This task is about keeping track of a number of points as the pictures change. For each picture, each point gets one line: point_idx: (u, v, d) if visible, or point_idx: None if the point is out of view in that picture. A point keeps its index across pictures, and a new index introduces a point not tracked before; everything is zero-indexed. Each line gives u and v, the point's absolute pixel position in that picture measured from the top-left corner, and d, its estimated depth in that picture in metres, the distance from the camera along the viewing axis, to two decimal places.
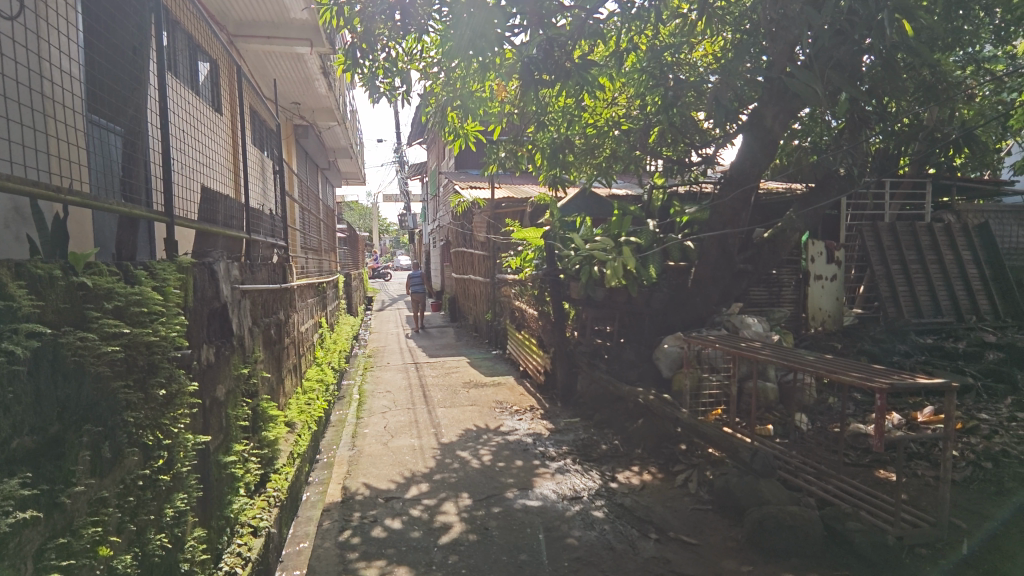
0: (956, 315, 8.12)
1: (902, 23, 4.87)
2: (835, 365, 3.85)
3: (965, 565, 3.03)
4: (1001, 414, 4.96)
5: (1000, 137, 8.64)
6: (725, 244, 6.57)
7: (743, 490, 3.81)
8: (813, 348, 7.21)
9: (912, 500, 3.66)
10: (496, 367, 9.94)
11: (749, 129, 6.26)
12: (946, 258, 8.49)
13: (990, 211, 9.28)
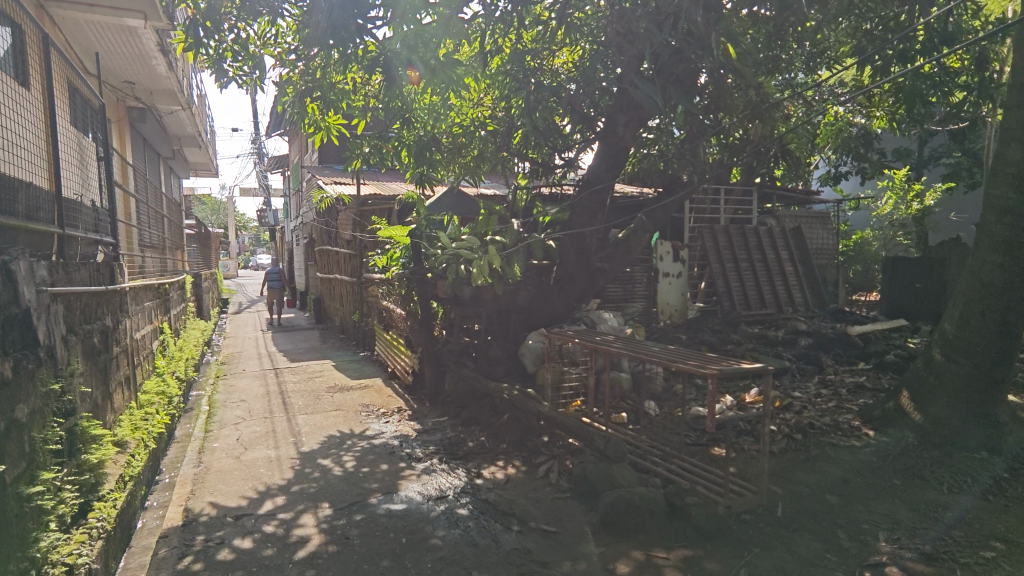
0: (777, 307, 9.29)
1: (726, 46, 5.46)
2: (675, 355, 4.21)
3: (780, 525, 3.43)
4: (809, 391, 5.76)
5: (809, 153, 10.01)
6: (584, 243, 6.92)
7: (597, 476, 4.04)
8: (662, 340, 7.85)
9: (739, 472, 4.12)
10: (363, 369, 9.62)
11: (604, 137, 6.66)
12: (769, 257, 9.68)
13: (803, 217, 10.75)
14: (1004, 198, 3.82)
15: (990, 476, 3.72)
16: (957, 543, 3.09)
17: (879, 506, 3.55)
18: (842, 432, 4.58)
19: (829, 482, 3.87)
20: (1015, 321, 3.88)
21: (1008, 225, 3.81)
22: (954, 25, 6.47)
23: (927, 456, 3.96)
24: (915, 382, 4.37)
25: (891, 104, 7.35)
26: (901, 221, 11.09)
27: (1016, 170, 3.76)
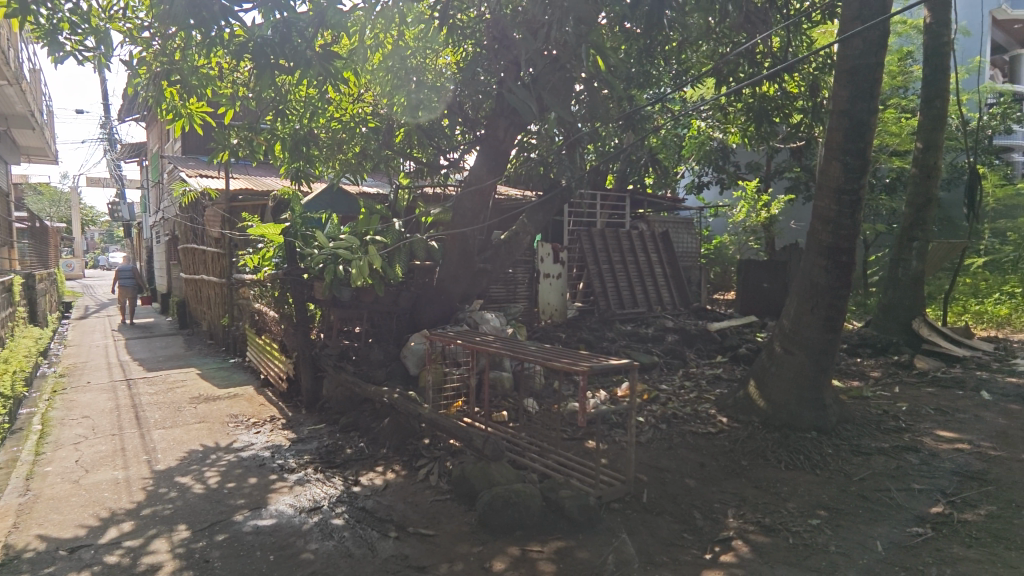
0: (648, 306, 9.96)
1: (597, 58, 5.72)
2: (550, 354, 4.34)
3: (645, 510, 3.65)
4: (674, 384, 6.24)
5: (676, 164, 10.85)
6: (466, 244, 6.94)
7: (476, 475, 4.07)
8: (543, 338, 8.09)
9: (610, 463, 4.35)
10: (232, 377, 8.94)
11: (484, 141, 6.75)
12: (641, 259, 10.34)
13: (670, 223, 11.62)
14: (827, 209, 4.36)
15: (817, 453, 4.22)
16: (790, 513, 3.47)
17: (729, 486, 3.90)
18: (700, 420, 4.98)
19: (689, 467, 4.19)
20: (838, 316, 4.45)
21: (831, 233, 4.35)
22: (792, 55, 7.29)
23: (769, 438, 4.42)
24: (759, 372, 4.86)
25: (742, 122, 8.14)
26: (753, 227, 12.16)
27: (836, 185, 4.30)
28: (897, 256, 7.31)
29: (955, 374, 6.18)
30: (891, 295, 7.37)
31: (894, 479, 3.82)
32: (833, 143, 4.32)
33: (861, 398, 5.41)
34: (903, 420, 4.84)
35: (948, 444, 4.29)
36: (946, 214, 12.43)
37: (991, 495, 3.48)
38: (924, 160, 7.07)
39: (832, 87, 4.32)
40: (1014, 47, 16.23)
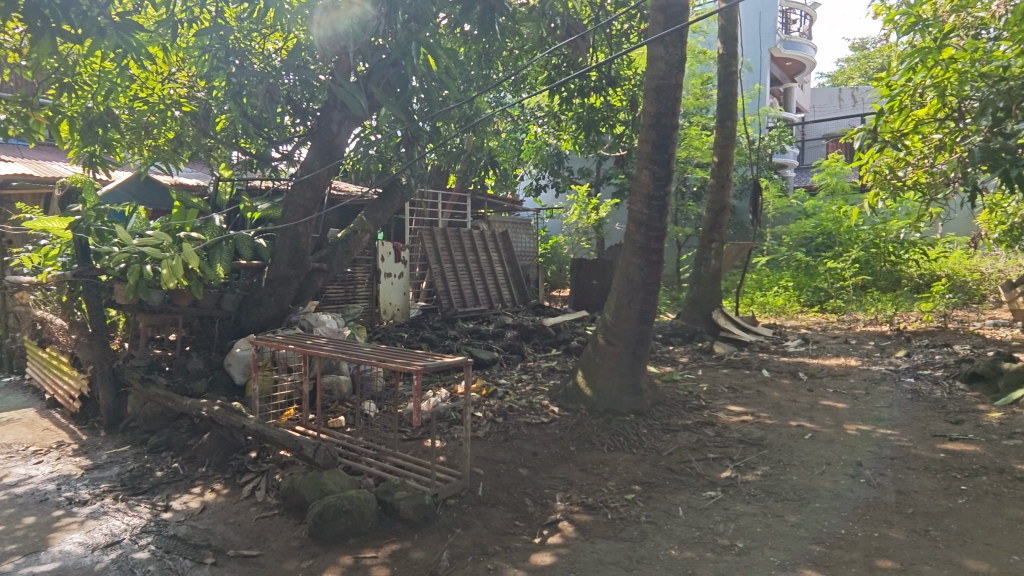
0: (489, 303, 10.22)
1: (428, 57, 5.72)
2: (384, 354, 4.25)
3: (480, 503, 3.74)
4: (513, 378, 6.48)
5: (514, 167, 11.27)
6: (297, 242, 6.54)
7: (307, 486, 3.85)
8: (384, 339, 7.92)
9: (448, 460, 4.39)
10: (5, 399, 7.47)
11: (315, 133, 6.50)
12: (482, 258, 10.57)
13: (509, 223, 12.08)
14: (640, 213, 4.81)
15: (634, 434, 4.66)
16: (610, 491, 3.78)
17: (558, 471, 4.14)
18: (534, 411, 5.22)
19: (523, 456, 4.37)
20: (650, 309, 4.93)
21: (643, 234, 4.80)
22: (615, 72, 7.95)
23: (595, 423, 4.78)
24: (585, 362, 5.23)
25: (572, 131, 8.70)
26: (584, 228, 13.14)
27: (646, 191, 4.77)
28: (700, 256, 8.33)
29: (743, 356, 7.22)
30: (696, 290, 8.37)
31: (695, 451, 4.35)
32: (643, 153, 4.78)
33: (672, 382, 6.08)
34: (703, 398, 5.53)
35: (736, 417, 4.99)
36: (738, 219, 14.44)
37: (766, 457, 4.12)
38: (720, 172, 8.13)
39: (642, 103, 4.77)
40: (787, 81, 19.37)
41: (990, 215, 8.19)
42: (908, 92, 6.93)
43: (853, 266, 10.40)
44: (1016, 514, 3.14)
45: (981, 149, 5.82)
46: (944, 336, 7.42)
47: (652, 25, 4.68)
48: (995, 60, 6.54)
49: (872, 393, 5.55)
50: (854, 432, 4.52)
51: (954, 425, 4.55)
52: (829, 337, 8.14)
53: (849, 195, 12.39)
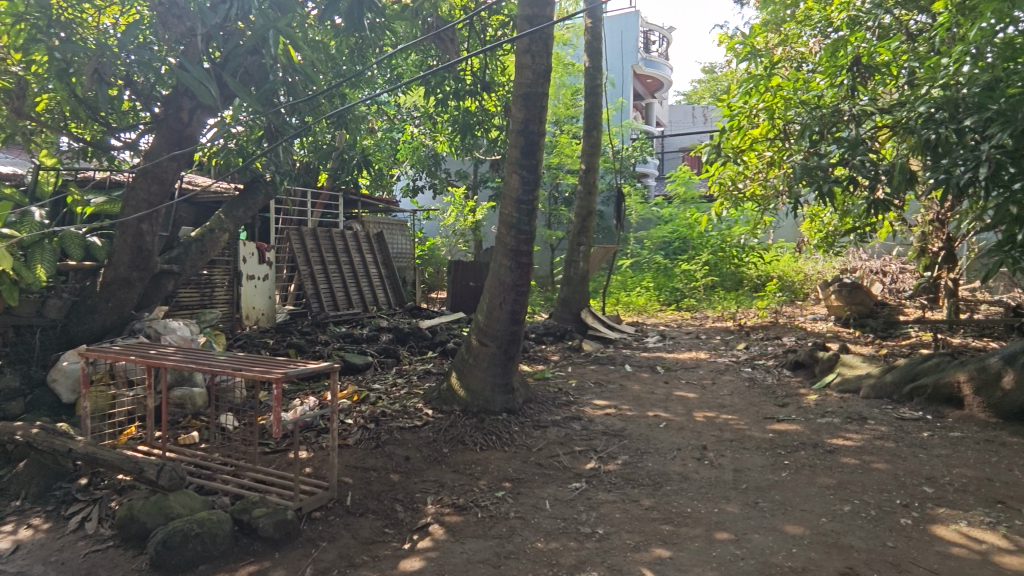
0: (363, 306, 9.90)
1: (288, 48, 5.36)
2: (241, 363, 3.94)
3: (347, 513, 3.60)
4: (387, 382, 6.34)
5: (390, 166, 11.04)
6: (141, 240, 5.87)
7: (148, 512, 3.46)
8: (246, 346, 7.37)
9: (314, 471, 4.17)
10: None
11: (160, 121, 5.84)
12: (356, 260, 10.19)
13: (384, 224, 11.83)
14: (509, 216, 4.92)
15: (507, 432, 4.76)
16: (481, 490, 3.83)
17: (430, 475, 4.11)
18: (407, 414, 5.14)
19: (395, 462, 4.29)
20: (520, 310, 5.06)
21: (513, 237, 4.92)
22: (490, 76, 8.07)
23: (468, 424, 4.81)
24: (459, 364, 5.24)
25: (448, 133, 8.72)
26: (462, 230, 13.32)
27: (515, 196, 4.89)
28: (570, 258, 8.71)
29: (609, 353, 7.68)
30: (566, 290, 8.74)
31: (562, 445, 4.55)
32: (512, 158, 4.90)
33: (543, 380, 6.30)
34: (572, 394, 5.80)
35: (600, 411, 5.29)
36: (606, 224, 15.37)
37: (626, 447, 4.40)
38: (587, 179, 8.57)
39: (510, 109, 4.89)
40: (648, 97, 20.96)
41: (811, 224, 9.44)
42: (746, 113, 7.79)
43: (704, 268, 11.47)
44: (826, 481, 3.65)
45: (801, 167, 6.73)
46: (776, 329, 8.43)
47: (519, 35, 4.80)
48: (812, 89, 7.54)
49: (717, 382, 6.16)
50: (701, 418, 4.98)
51: (781, 408, 5.18)
52: (683, 333, 8.91)
53: (698, 203, 13.66)
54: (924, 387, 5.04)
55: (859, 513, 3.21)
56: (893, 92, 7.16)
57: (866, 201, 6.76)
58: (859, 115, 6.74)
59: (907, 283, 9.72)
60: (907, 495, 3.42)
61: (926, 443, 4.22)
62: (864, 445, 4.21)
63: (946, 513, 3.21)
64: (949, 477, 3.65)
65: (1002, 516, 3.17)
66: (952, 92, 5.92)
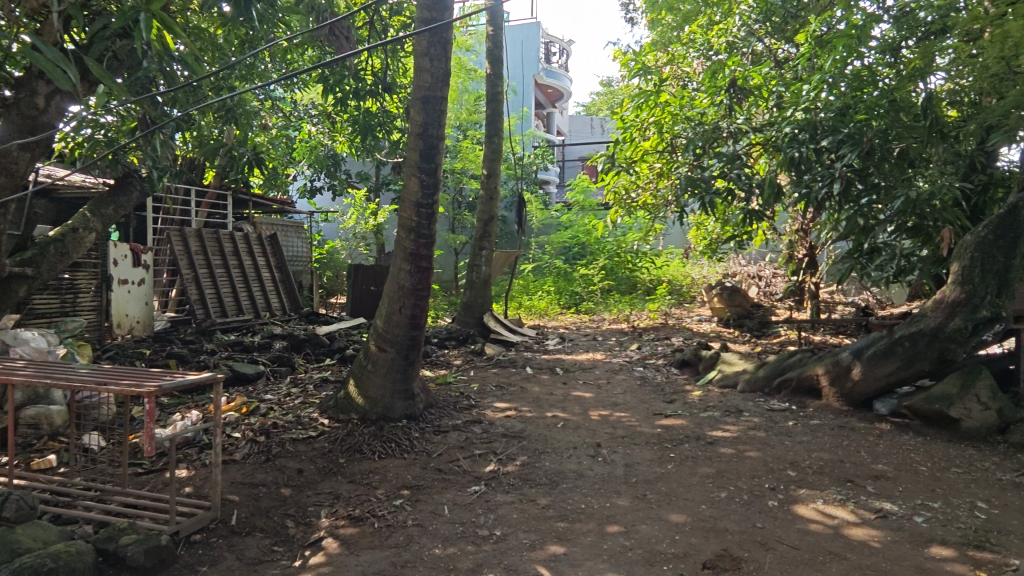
0: (255, 312, 9.30)
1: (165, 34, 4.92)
2: (108, 376, 3.57)
3: (232, 533, 3.36)
4: (280, 392, 6.01)
5: (285, 165, 10.53)
6: None
7: None
8: (117, 357, 6.71)
9: (195, 491, 3.86)
10: None
11: (11, 106, 5.17)
12: (246, 263, 9.59)
13: (278, 226, 11.24)
14: (409, 220, 4.85)
15: (407, 439, 4.69)
16: (378, 500, 3.73)
17: (325, 487, 3.95)
18: (301, 425, 4.91)
19: (286, 476, 4.07)
20: (421, 315, 4.98)
21: (413, 241, 4.85)
22: (390, 77, 7.91)
23: (366, 433, 4.68)
24: (356, 371, 5.08)
25: (348, 132, 8.47)
26: (363, 233, 12.96)
27: (415, 199, 4.83)
28: (472, 262, 8.74)
29: (511, 356, 7.79)
30: (468, 294, 8.75)
31: (462, 449, 4.54)
32: (412, 161, 4.84)
33: (445, 384, 6.27)
34: (473, 398, 5.82)
35: (501, 413, 5.36)
36: (509, 229, 15.69)
37: (525, 448, 4.48)
38: (489, 184, 8.65)
39: (410, 112, 4.83)
40: (549, 107, 21.59)
41: (697, 232, 10.13)
42: (637, 126, 8.28)
43: (601, 273, 12.03)
44: (706, 471, 3.92)
45: (686, 178, 7.35)
46: (665, 330, 8.97)
47: (418, 37, 4.75)
48: (695, 106, 8.06)
49: (612, 382, 6.45)
50: (596, 417, 5.18)
51: (668, 403, 5.52)
52: (581, 335, 9.24)
53: (596, 211, 14.21)
54: (789, 380, 5.57)
55: (733, 499, 3.48)
56: (764, 112, 7.70)
57: (741, 212, 7.41)
58: (736, 132, 7.38)
59: (778, 287, 10.66)
60: (774, 479, 3.76)
61: (791, 431, 4.67)
62: (740, 436, 4.58)
63: (806, 493, 3.57)
64: (809, 461, 4.06)
65: (851, 493, 3.58)
66: (811, 115, 6.59)
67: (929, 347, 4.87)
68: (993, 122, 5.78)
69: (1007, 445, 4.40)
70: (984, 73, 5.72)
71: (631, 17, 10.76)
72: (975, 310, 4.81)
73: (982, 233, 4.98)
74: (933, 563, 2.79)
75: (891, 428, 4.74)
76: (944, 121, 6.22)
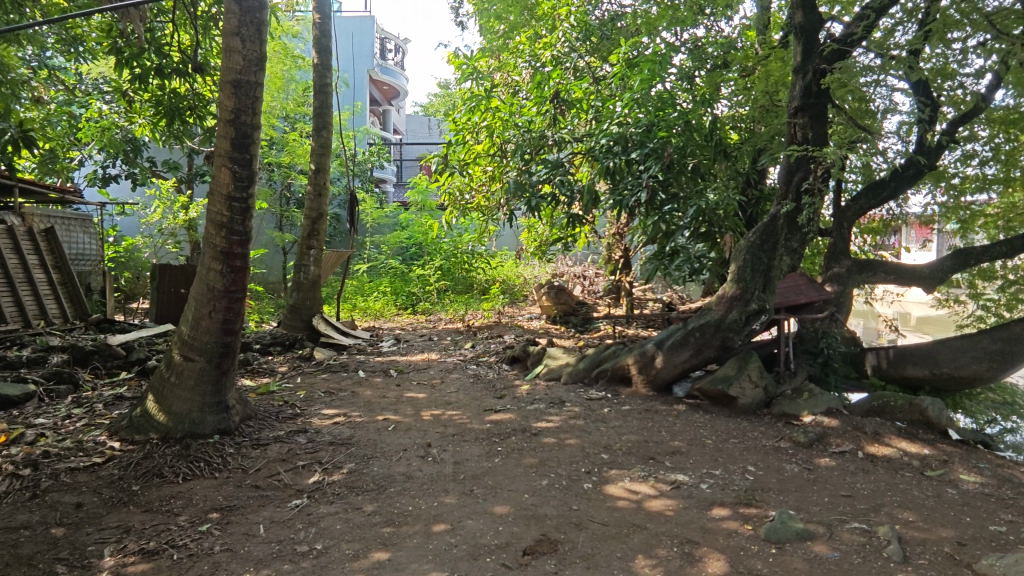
0: (23, 321, 7.69)
1: None
2: None
3: None
4: (57, 415, 5.07)
5: (66, 147, 8.92)
6: None
7: None
8: None
9: None
10: None
11: None
12: (10, 262, 7.94)
13: (57, 217, 9.44)
14: (219, 215, 4.38)
15: (219, 457, 4.24)
16: (180, 528, 3.32)
17: (111, 521, 3.41)
18: (83, 452, 4.19)
19: (59, 513, 3.44)
20: (236, 319, 4.53)
21: (224, 238, 4.39)
22: (201, 57, 7.05)
23: (168, 453, 4.15)
24: (157, 385, 4.48)
25: (150, 115, 7.41)
26: (170, 229, 11.47)
27: (226, 192, 4.37)
28: (299, 262, 8.21)
29: (342, 360, 7.47)
30: (295, 296, 8.20)
31: (283, 462, 4.23)
32: (221, 151, 4.38)
33: (266, 393, 5.80)
34: (298, 406, 5.46)
35: (328, 421, 5.09)
36: (341, 228, 15.12)
37: (353, 454, 4.32)
38: (317, 180, 8.15)
39: (219, 95, 4.37)
40: (385, 104, 21.18)
41: (528, 234, 10.61)
42: (469, 129, 8.44)
43: (437, 273, 11.97)
44: (529, 461, 4.12)
45: (515, 183, 7.82)
46: (498, 328, 9.26)
47: (227, 15, 4.31)
48: (524, 113, 8.39)
49: (446, 381, 6.49)
50: (428, 417, 5.16)
51: (499, 399, 5.70)
52: (416, 336, 9.18)
53: (433, 212, 14.22)
54: (606, 371, 6.08)
55: (553, 485, 3.70)
56: (585, 123, 8.24)
57: (566, 217, 7.97)
58: (560, 141, 7.93)
59: (599, 285, 11.49)
60: (589, 463, 4.07)
61: (606, 417, 5.10)
62: (562, 425, 4.88)
63: (616, 473, 3.91)
64: (620, 444, 4.47)
65: (653, 469, 4.00)
66: (623, 129, 7.21)
67: (715, 336, 5.66)
68: (762, 144, 6.93)
69: (771, 416, 5.26)
70: (755, 103, 7.01)
71: (460, 20, 10.89)
72: (747, 304, 5.68)
73: (752, 238, 5.95)
74: (713, 523, 3.23)
75: (686, 409, 5.40)
76: (727, 142, 7.30)
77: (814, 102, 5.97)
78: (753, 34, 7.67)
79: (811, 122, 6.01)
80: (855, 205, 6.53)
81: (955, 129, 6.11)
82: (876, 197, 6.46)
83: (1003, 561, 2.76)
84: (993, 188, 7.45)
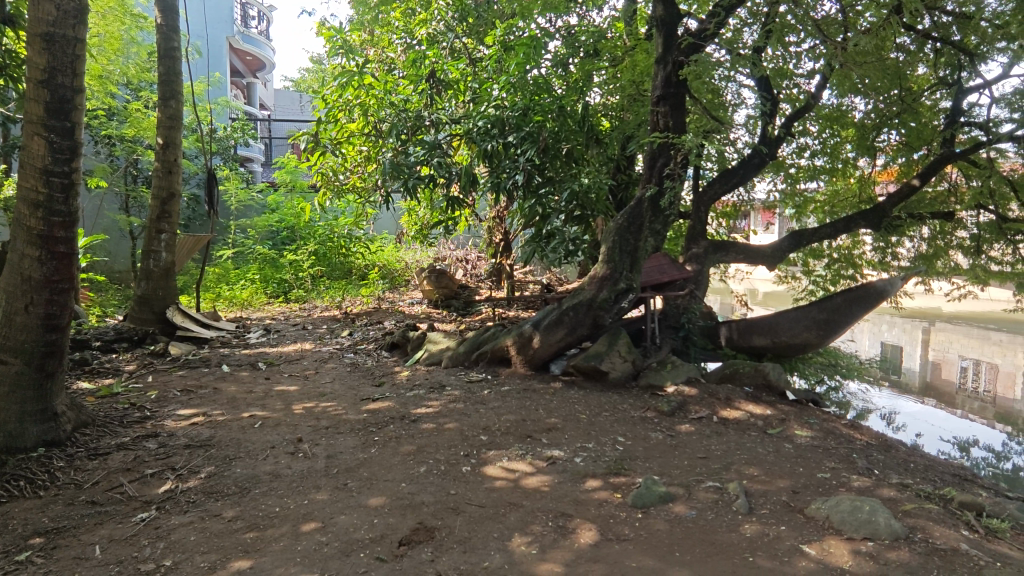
0: None
1: None
2: None
3: None
4: None
5: None
6: None
7: None
8: None
9: None
10: None
11: None
12: None
13: None
14: (34, 192, 3.74)
15: (45, 473, 3.69)
16: None
17: None
18: None
19: None
20: (61, 313, 3.92)
21: (42, 220, 3.75)
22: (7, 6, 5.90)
23: None
24: None
25: None
26: None
27: (41, 164, 3.75)
28: (147, 249, 7.33)
29: (202, 354, 6.81)
30: (144, 286, 7.32)
31: (125, 472, 3.77)
32: (34, 117, 3.74)
33: (108, 396, 5.13)
34: (148, 408, 4.90)
35: (184, 422, 4.61)
36: (199, 210, 13.84)
37: (212, 457, 3.95)
38: (165, 155, 7.29)
39: (26, 51, 3.71)
40: (249, 77, 19.65)
41: (409, 218, 10.35)
42: (341, 107, 8.07)
43: (311, 258, 11.41)
44: (407, 449, 4.02)
45: (391, 164, 7.52)
46: (378, 314, 8.98)
47: None
48: (399, 92, 8.03)
49: (320, 371, 6.16)
50: (300, 410, 4.87)
51: (377, 387, 5.52)
52: (289, 325, 8.63)
53: (306, 193, 13.38)
54: (485, 353, 6.12)
55: (431, 471, 3.64)
56: (462, 105, 8.17)
57: (446, 199, 7.86)
58: (436, 122, 7.82)
59: (481, 269, 11.49)
60: (468, 446, 4.06)
61: (485, 399, 5.11)
62: (442, 410, 4.83)
63: (494, 454, 3.95)
64: (498, 424, 4.50)
65: (530, 447, 4.09)
66: (500, 111, 7.21)
67: (587, 315, 5.89)
68: (630, 131, 7.30)
69: (639, 388, 5.59)
70: (623, 91, 7.39)
71: None
72: (616, 284, 5.95)
73: (620, 221, 6.24)
74: (585, 495, 3.36)
75: (563, 385, 5.59)
76: (599, 129, 7.58)
77: (673, 91, 6.35)
78: (621, 26, 8.05)
79: (670, 111, 6.40)
80: (711, 190, 7.07)
81: (791, 123, 6.79)
82: (728, 182, 7.06)
83: (827, 504, 3.15)
84: (822, 177, 8.44)
